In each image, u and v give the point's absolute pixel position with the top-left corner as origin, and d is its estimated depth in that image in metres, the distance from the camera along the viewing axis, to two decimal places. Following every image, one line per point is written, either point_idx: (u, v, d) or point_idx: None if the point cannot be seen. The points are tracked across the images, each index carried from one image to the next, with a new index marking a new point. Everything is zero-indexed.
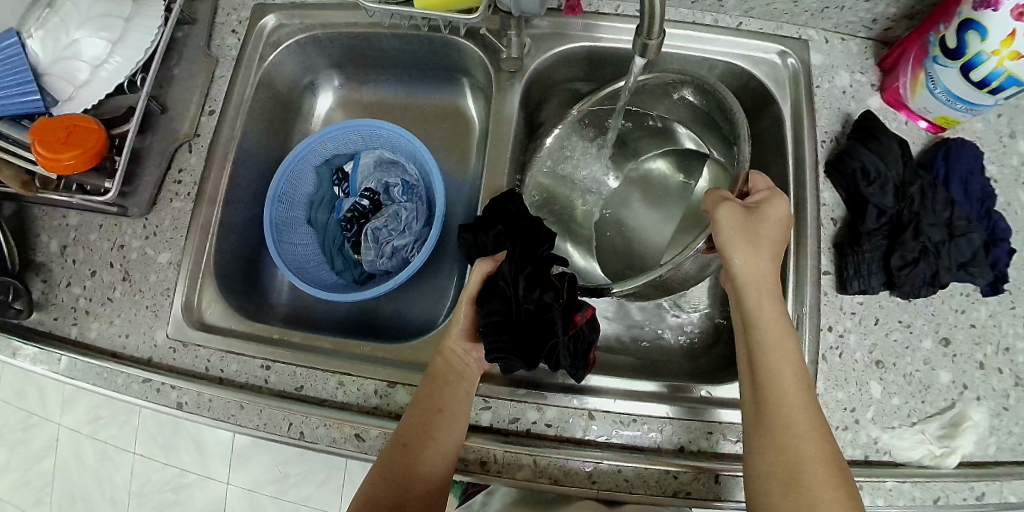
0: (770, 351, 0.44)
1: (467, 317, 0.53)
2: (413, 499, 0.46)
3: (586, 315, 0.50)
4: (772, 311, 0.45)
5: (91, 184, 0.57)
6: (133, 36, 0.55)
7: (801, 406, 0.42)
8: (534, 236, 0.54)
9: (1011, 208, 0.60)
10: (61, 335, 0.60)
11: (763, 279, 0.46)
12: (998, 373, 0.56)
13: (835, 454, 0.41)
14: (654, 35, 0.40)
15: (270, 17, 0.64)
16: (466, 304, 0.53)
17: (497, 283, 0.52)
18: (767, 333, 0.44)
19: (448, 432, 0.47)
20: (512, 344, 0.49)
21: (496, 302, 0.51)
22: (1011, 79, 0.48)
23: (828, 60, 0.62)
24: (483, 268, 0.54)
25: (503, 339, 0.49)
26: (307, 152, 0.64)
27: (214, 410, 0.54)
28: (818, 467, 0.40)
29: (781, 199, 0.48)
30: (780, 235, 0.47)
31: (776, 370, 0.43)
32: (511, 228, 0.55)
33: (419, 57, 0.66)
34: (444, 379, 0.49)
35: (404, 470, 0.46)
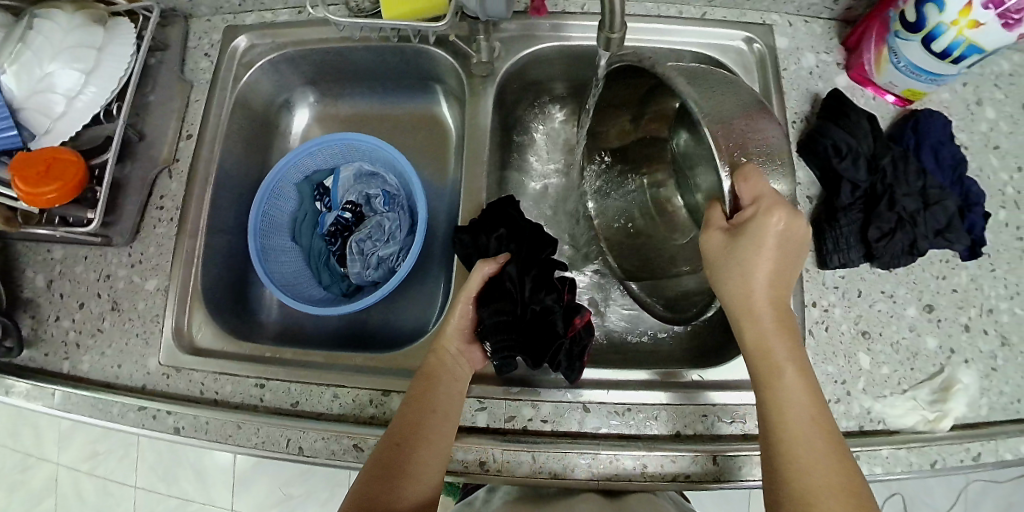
0: (772, 377, 0.44)
1: (467, 316, 0.54)
2: None
3: (584, 318, 0.51)
4: (773, 333, 0.44)
5: (73, 215, 0.57)
6: (106, 66, 0.57)
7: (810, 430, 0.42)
8: (536, 243, 0.57)
9: (983, 173, 0.61)
10: (53, 370, 0.60)
11: (764, 302, 0.44)
12: (984, 335, 0.57)
13: (847, 479, 0.40)
14: (616, 28, 0.41)
15: (243, 38, 0.65)
16: (465, 304, 0.53)
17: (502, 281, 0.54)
18: (761, 358, 0.44)
19: (431, 458, 0.47)
20: (513, 343, 0.50)
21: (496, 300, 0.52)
22: (973, 47, 0.49)
23: (793, 43, 0.63)
24: (484, 269, 0.53)
25: (505, 339, 0.50)
26: (286, 169, 0.64)
27: (211, 433, 0.54)
28: (829, 492, 0.39)
29: (777, 210, 0.40)
30: (774, 250, 0.42)
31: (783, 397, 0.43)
32: (514, 231, 0.57)
33: (392, 67, 0.67)
34: (428, 398, 0.48)
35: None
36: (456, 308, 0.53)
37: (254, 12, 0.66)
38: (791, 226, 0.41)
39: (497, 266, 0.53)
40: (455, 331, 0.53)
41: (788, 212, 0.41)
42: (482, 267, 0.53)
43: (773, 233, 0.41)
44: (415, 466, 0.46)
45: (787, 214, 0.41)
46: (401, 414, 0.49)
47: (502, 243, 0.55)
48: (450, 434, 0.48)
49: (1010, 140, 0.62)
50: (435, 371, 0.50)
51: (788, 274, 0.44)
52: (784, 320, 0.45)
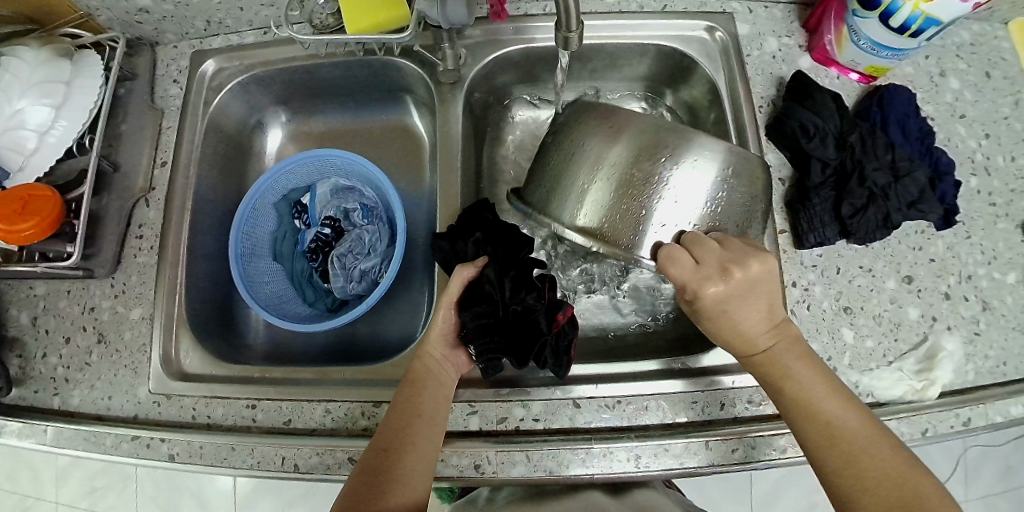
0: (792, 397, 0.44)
1: (450, 321, 0.53)
2: None
3: (567, 313, 0.51)
4: (783, 353, 0.45)
5: (53, 250, 0.57)
6: (75, 99, 0.57)
7: (844, 438, 0.42)
8: (515, 241, 0.57)
9: (951, 142, 0.62)
10: (43, 407, 0.60)
11: (761, 329, 0.45)
12: (964, 302, 0.58)
13: (891, 472, 0.41)
14: (572, 26, 0.41)
15: (210, 62, 0.65)
16: (448, 309, 0.53)
17: (481, 283, 0.53)
18: (780, 379, 0.45)
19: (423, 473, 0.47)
20: (495, 344, 0.51)
21: (475, 304, 0.52)
22: (930, 20, 0.50)
23: (754, 29, 0.64)
24: (462, 273, 0.53)
25: (486, 341, 0.51)
26: (263, 189, 0.65)
27: (206, 457, 0.54)
28: (876, 491, 0.41)
29: (701, 287, 0.43)
30: (740, 299, 0.44)
31: (808, 418, 0.44)
32: (492, 231, 0.57)
33: (361, 82, 0.68)
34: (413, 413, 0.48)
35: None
36: (439, 314, 0.53)
37: (220, 36, 0.66)
38: (731, 285, 0.43)
39: (474, 269, 0.53)
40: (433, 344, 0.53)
41: (715, 282, 0.43)
42: (458, 271, 0.53)
43: (718, 302, 0.44)
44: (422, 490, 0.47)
45: (716, 283, 0.43)
46: (384, 430, 0.49)
47: (480, 245, 0.55)
48: (439, 437, 0.49)
49: (975, 108, 0.63)
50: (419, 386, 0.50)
51: (771, 297, 0.45)
52: (787, 339, 0.46)
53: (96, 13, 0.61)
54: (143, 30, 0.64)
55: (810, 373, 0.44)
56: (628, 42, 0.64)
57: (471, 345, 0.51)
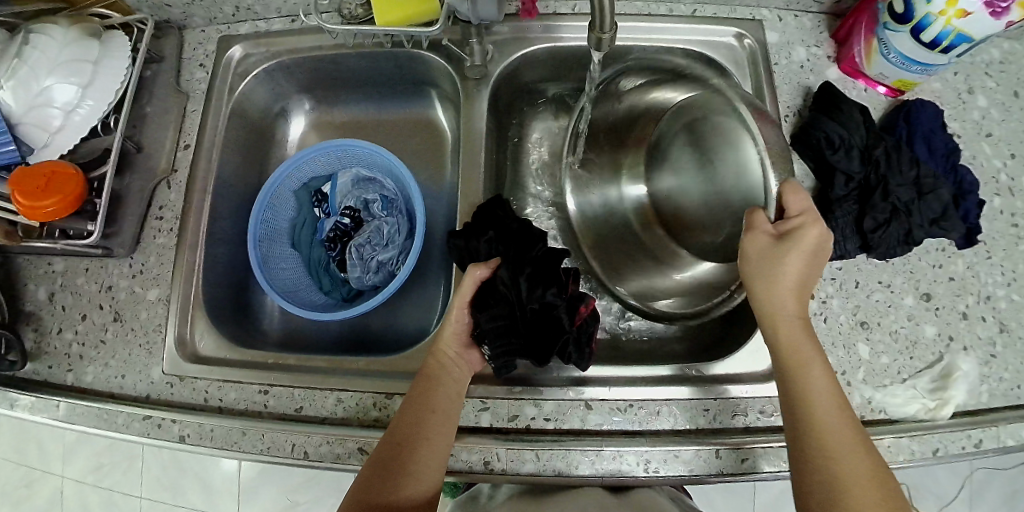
0: (801, 389, 0.45)
1: (462, 319, 0.54)
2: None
3: (589, 306, 0.52)
4: (803, 336, 0.46)
5: (73, 227, 0.58)
6: (102, 80, 0.57)
7: (844, 435, 0.43)
8: (528, 241, 0.57)
9: (976, 161, 0.62)
10: (57, 382, 0.60)
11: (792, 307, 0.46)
12: (982, 322, 0.57)
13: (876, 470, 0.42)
14: (607, 27, 0.41)
15: (237, 48, 0.65)
16: (461, 309, 0.54)
17: (497, 283, 0.54)
18: (795, 370, 0.45)
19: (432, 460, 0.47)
20: (511, 344, 0.52)
21: (489, 304, 0.53)
22: (961, 37, 0.50)
23: (783, 37, 0.64)
24: (475, 273, 0.54)
25: (502, 341, 0.51)
26: (283, 176, 0.65)
27: (217, 440, 0.54)
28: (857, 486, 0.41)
29: (817, 227, 0.44)
30: (806, 262, 0.45)
31: (813, 408, 0.44)
32: (504, 231, 0.57)
33: (386, 73, 0.67)
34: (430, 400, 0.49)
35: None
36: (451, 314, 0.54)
37: (248, 22, 0.66)
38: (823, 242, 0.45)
39: (487, 270, 0.54)
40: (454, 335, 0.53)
41: (823, 231, 0.44)
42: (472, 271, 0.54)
43: (818, 245, 0.44)
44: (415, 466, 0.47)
45: (823, 232, 0.44)
46: (401, 417, 0.49)
47: (492, 245, 0.55)
48: (453, 432, 0.49)
49: (1002, 127, 0.63)
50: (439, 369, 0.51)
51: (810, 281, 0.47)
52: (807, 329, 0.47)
53: None
54: (172, 13, 0.65)
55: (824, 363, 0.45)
56: (655, 45, 0.64)
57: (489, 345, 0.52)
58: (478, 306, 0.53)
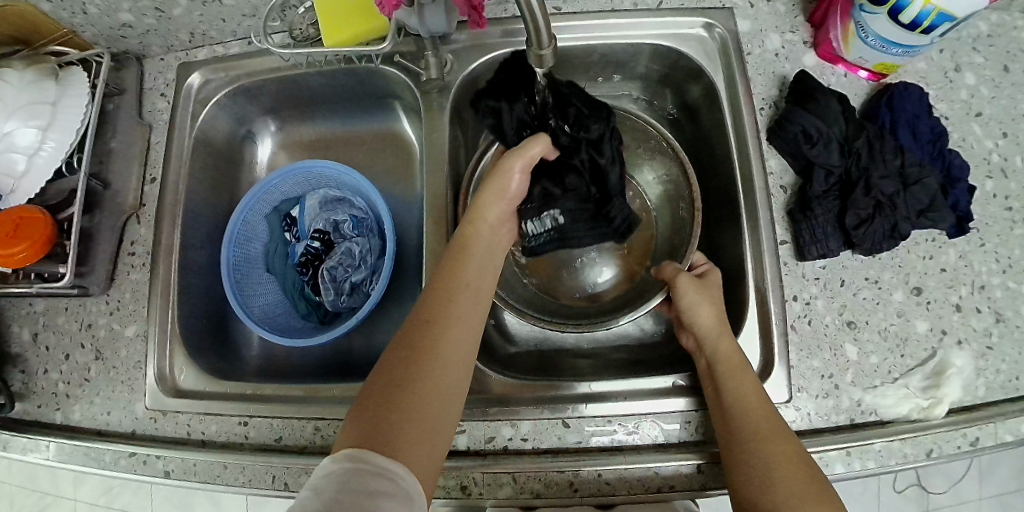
0: (734, 395, 0.47)
1: (512, 187, 0.54)
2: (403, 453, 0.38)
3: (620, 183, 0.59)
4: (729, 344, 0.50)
5: (47, 270, 0.58)
6: (63, 120, 0.57)
7: (773, 430, 0.45)
8: (594, 113, 0.54)
9: (966, 144, 0.59)
10: (46, 422, 0.61)
11: (718, 317, 0.52)
12: (976, 313, 0.55)
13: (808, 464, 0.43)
14: (545, 43, 0.39)
15: (196, 75, 0.64)
16: (517, 176, 0.53)
17: (552, 163, 0.56)
18: (735, 379, 0.48)
19: (453, 366, 0.44)
20: (586, 227, 0.54)
21: (557, 181, 0.54)
22: (943, 16, 0.47)
23: (755, 25, 0.61)
24: (540, 147, 0.52)
25: (577, 222, 0.54)
26: (252, 203, 0.64)
27: (200, 474, 0.54)
28: (792, 482, 0.42)
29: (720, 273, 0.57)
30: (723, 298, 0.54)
31: (744, 413, 0.46)
32: (560, 101, 0.54)
33: (347, 89, 0.66)
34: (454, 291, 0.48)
35: (404, 440, 0.39)
36: (511, 174, 0.53)
37: (206, 48, 0.65)
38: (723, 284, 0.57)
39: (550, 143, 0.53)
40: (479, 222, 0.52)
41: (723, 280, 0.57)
42: (536, 147, 0.52)
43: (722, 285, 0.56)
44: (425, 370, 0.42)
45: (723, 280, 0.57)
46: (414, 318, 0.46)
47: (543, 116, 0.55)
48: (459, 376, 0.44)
49: (992, 105, 0.59)
50: (463, 251, 0.51)
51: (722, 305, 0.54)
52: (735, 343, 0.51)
53: (80, 29, 0.60)
54: (129, 44, 0.64)
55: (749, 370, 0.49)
56: (620, 43, 0.61)
57: (559, 220, 0.54)
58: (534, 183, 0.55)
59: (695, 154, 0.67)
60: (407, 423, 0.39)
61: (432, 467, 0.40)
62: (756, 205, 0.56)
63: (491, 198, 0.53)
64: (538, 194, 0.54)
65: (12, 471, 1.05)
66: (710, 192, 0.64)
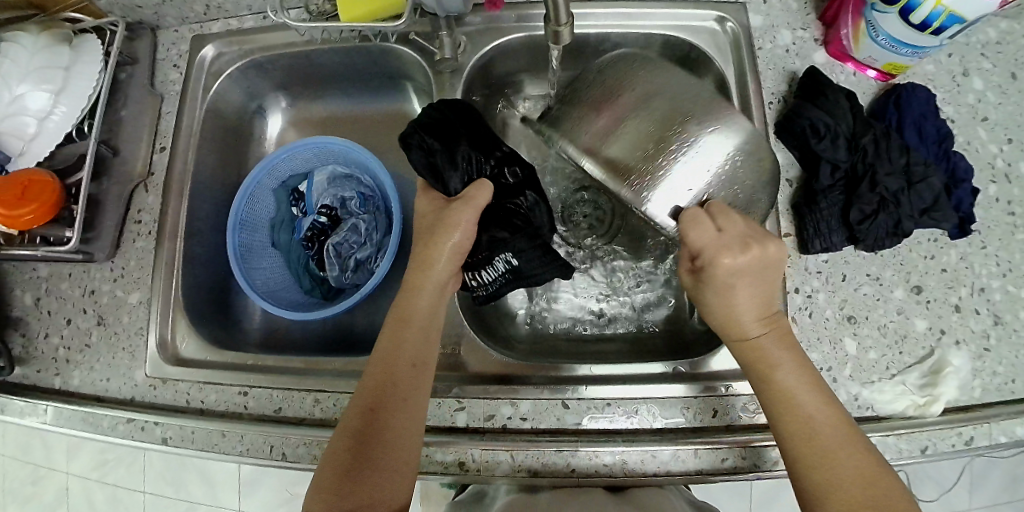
0: (773, 400, 0.45)
1: (465, 237, 0.51)
2: (379, 466, 0.44)
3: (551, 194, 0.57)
4: (770, 341, 0.46)
5: (52, 234, 0.58)
6: (75, 85, 0.57)
7: (824, 437, 0.43)
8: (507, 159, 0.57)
9: (971, 147, 0.59)
10: (45, 386, 0.61)
11: (754, 316, 0.46)
12: (975, 314, 0.55)
13: (863, 469, 0.42)
14: (562, 20, 0.39)
15: (209, 48, 0.64)
16: (468, 223, 0.50)
17: (489, 210, 0.55)
18: (771, 380, 0.45)
19: (410, 387, 0.47)
20: (540, 265, 0.54)
21: (502, 227, 0.54)
22: (953, 18, 0.47)
23: (768, 20, 0.61)
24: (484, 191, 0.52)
25: (531, 262, 0.54)
26: (260, 176, 0.64)
27: (198, 442, 0.55)
28: (847, 485, 0.41)
29: (723, 256, 0.43)
30: (759, 279, 0.45)
31: (791, 421, 0.44)
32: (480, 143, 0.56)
33: (361, 67, 0.66)
34: (397, 354, 0.48)
35: (381, 457, 0.44)
36: (462, 221, 0.50)
37: (221, 21, 0.65)
38: (748, 258, 0.44)
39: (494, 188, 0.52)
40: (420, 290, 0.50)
41: (735, 257, 0.44)
42: (483, 189, 0.51)
43: (732, 273, 0.44)
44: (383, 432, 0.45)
45: (734, 259, 0.43)
46: (364, 388, 0.48)
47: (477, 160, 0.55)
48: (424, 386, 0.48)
49: (998, 111, 0.60)
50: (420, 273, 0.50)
51: (769, 288, 0.46)
52: (780, 332, 0.47)
53: None
54: (144, 14, 0.64)
55: (796, 365, 0.45)
56: (633, 32, 0.62)
57: (507, 258, 0.53)
58: (480, 231, 0.54)
59: None
60: (383, 443, 0.45)
61: (406, 470, 0.46)
62: None
63: (434, 256, 0.50)
64: (486, 241, 0.53)
65: (5, 441, 1.05)
66: None
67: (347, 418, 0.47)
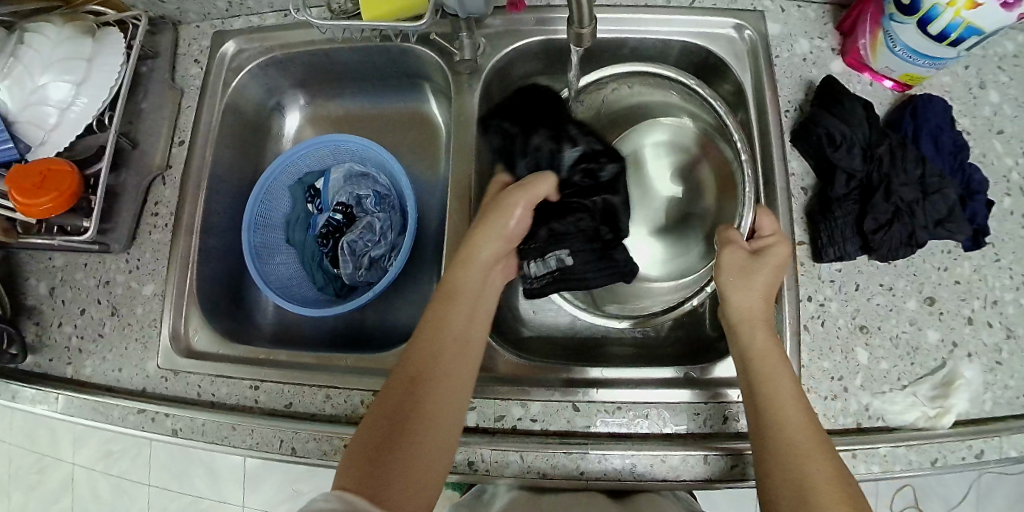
0: (768, 393, 0.46)
1: (521, 220, 0.55)
2: (411, 434, 0.44)
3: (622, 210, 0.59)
4: (769, 342, 0.48)
5: (70, 224, 0.58)
6: (97, 76, 0.58)
7: (807, 433, 0.43)
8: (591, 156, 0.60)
9: (986, 159, 0.59)
10: (58, 375, 0.61)
11: (757, 315, 0.50)
12: (988, 327, 0.55)
13: (839, 471, 0.42)
14: (585, 22, 0.40)
15: (230, 43, 0.65)
16: (524, 207, 0.54)
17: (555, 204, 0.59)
18: (770, 374, 0.46)
19: (451, 362, 0.48)
20: (593, 269, 0.57)
21: (562, 221, 0.58)
22: (971, 30, 0.47)
23: (786, 29, 0.62)
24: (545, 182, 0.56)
25: (585, 263, 0.57)
26: (276, 172, 0.64)
27: (207, 435, 0.55)
28: (824, 483, 0.41)
29: (784, 245, 0.51)
30: (774, 281, 0.51)
31: (779, 412, 0.44)
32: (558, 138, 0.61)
33: (380, 67, 0.67)
34: (444, 326, 0.50)
35: (413, 426, 0.44)
36: (517, 208, 0.54)
37: (242, 17, 0.66)
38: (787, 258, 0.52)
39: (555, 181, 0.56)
40: (466, 269, 0.52)
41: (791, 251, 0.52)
42: (541, 181, 0.55)
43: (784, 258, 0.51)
44: (415, 412, 0.45)
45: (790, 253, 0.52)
46: (405, 359, 0.49)
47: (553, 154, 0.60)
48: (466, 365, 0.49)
49: (1014, 124, 0.60)
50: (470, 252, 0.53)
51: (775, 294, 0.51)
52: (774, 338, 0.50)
53: None
54: (166, 9, 0.65)
55: (789, 368, 0.47)
56: (651, 37, 0.62)
57: (562, 252, 0.57)
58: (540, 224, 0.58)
59: None
60: (417, 412, 0.45)
61: (437, 447, 0.44)
62: (775, 205, 0.57)
63: (485, 231, 0.53)
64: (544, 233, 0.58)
65: (12, 430, 1.05)
66: None
67: (387, 387, 0.47)
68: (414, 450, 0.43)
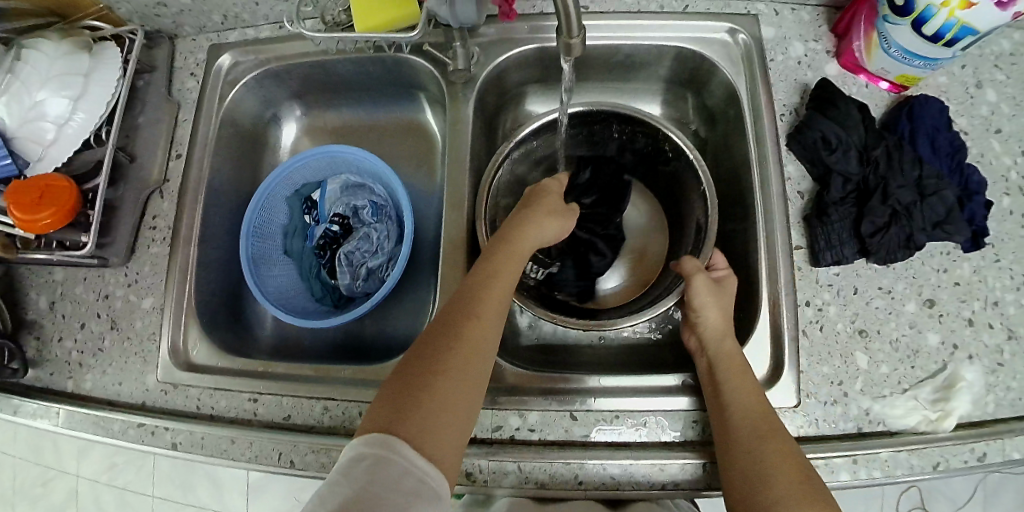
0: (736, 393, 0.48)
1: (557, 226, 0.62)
2: (445, 372, 0.41)
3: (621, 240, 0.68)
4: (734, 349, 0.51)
5: (69, 239, 0.59)
6: (94, 92, 0.58)
7: (767, 428, 0.45)
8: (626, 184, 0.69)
9: (984, 159, 0.59)
10: (58, 390, 0.61)
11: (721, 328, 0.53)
12: (989, 328, 0.55)
13: (799, 460, 0.43)
14: (574, 32, 0.40)
15: (226, 56, 0.65)
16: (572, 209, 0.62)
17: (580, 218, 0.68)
18: (736, 377, 0.49)
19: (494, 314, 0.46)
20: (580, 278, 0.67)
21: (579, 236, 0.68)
22: (966, 29, 0.47)
23: (780, 32, 0.61)
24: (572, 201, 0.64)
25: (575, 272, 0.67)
26: (274, 184, 0.65)
27: (207, 448, 0.55)
28: (782, 470, 0.42)
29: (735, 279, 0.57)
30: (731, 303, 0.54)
31: (744, 411, 0.46)
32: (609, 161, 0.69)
33: (375, 77, 0.67)
34: (495, 276, 0.49)
35: (448, 365, 0.42)
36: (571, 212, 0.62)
37: (238, 30, 0.67)
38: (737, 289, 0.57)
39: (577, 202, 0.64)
40: (528, 236, 0.54)
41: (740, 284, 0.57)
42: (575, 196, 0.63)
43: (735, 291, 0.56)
44: (454, 350, 0.43)
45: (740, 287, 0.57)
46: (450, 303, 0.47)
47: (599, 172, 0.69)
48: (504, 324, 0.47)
49: (1012, 123, 0.60)
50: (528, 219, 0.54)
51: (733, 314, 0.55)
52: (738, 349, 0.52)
53: (115, 5, 0.62)
54: (162, 23, 0.65)
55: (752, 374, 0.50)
56: (645, 43, 0.62)
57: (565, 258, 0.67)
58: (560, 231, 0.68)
59: (713, 160, 0.68)
60: (454, 352, 0.43)
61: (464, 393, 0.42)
62: (772, 209, 0.57)
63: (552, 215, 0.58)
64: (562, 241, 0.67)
65: (16, 443, 1.06)
66: (726, 197, 0.65)
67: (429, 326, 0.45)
68: (448, 387, 0.41)
